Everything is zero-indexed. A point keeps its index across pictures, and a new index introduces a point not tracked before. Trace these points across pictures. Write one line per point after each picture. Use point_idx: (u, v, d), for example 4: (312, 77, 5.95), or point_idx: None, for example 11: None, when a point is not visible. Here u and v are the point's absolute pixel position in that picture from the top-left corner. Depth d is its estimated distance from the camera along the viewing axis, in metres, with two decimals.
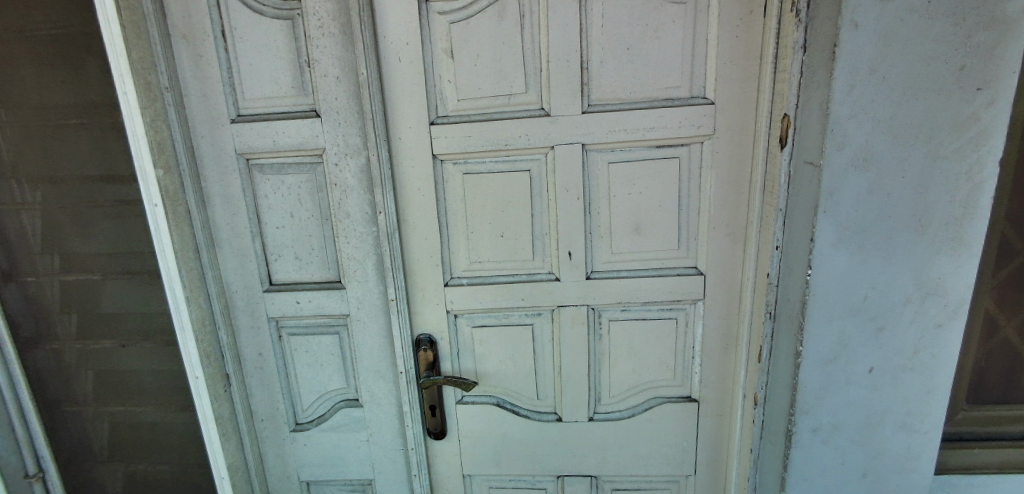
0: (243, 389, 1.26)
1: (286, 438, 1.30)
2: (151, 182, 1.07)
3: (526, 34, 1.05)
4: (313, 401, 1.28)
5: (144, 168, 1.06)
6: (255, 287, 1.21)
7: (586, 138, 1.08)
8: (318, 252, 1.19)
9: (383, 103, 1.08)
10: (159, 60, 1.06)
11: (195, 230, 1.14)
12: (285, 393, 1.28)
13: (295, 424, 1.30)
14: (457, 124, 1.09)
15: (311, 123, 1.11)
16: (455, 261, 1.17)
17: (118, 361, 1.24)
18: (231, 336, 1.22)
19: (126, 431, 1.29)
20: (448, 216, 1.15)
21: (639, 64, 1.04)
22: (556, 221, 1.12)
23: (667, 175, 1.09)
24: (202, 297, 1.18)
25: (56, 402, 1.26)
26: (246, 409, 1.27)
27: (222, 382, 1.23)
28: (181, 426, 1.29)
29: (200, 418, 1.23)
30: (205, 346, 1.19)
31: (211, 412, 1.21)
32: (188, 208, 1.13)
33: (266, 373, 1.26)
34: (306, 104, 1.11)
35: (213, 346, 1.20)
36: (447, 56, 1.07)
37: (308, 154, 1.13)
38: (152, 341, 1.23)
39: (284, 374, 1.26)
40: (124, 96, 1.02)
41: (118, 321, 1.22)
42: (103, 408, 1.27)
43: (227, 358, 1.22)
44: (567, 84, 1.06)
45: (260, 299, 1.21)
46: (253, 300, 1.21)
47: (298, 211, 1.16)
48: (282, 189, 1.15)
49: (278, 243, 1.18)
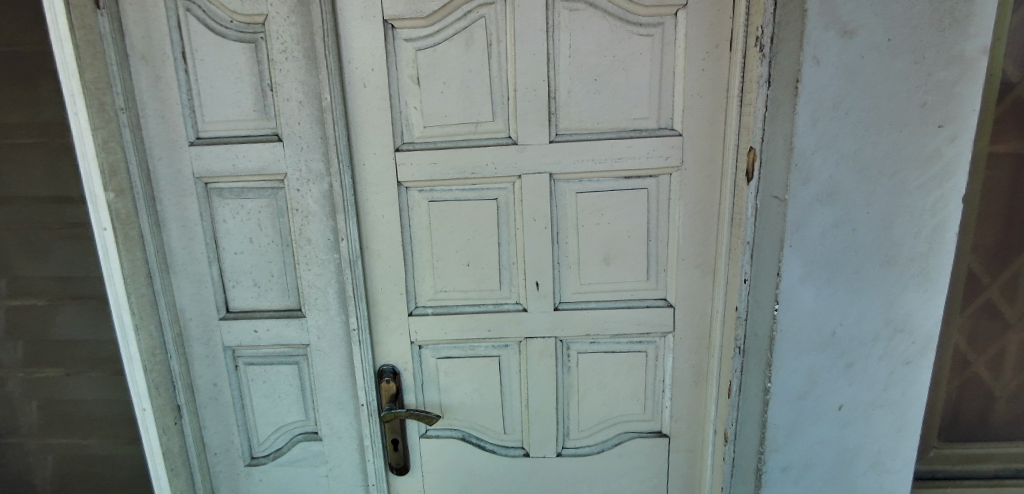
0: (196, 421, 1.20)
1: (242, 472, 1.24)
2: (101, 205, 1.03)
3: (494, 63, 1.04)
4: (270, 434, 1.23)
5: (93, 191, 1.02)
6: (211, 315, 1.16)
7: (554, 166, 1.06)
8: (278, 279, 1.15)
9: (348, 129, 1.06)
10: (115, 80, 1.02)
11: (148, 254, 1.10)
12: (241, 425, 1.22)
13: (251, 458, 1.24)
14: (424, 151, 1.07)
15: (273, 147, 1.08)
16: (421, 290, 1.14)
17: (64, 391, 1.18)
18: (184, 366, 1.17)
19: (69, 465, 1.22)
20: (415, 245, 1.12)
21: (608, 94, 1.04)
22: (524, 250, 1.10)
23: (636, 206, 1.07)
24: (153, 324, 1.13)
25: None
26: (199, 442, 1.21)
27: (172, 414, 1.17)
28: (129, 460, 1.22)
29: (146, 453, 1.16)
30: (155, 376, 1.13)
31: (159, 446, 1.14)
32: (141, 232, 1.09)
33: (221, 405, 1.20)
34: (269, 127, 1.08)
35: (164, 376, 1.15)
36: (414, 82, 1.05)
37: (269, 179, 1.10)
38: (99, 371, 1.17)
39: (241, 405, 1.21)
40: (75, 117, 0.99)
41: (64, 349, 1.16)
42: (46, 441, 1.20)
43: (178, 389, 1.17)
44: (534, 113, 1.04)
45: (216, 327, 1.17)
46: (209, 328, 1.17)
47: (257, 236, 1.12)
48: (242, 213, 1.12)
49: (237, 269, 1.15)
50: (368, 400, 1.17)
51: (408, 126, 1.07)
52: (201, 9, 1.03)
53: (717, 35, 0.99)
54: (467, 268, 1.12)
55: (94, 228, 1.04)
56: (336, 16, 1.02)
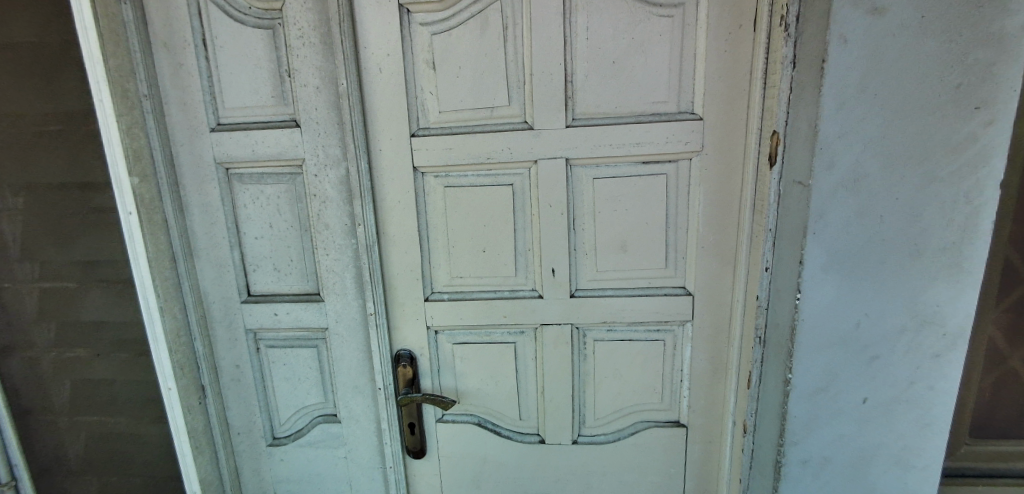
0: (220, 402, 1.24)
1: (263, 451, 1.27)
2: (126, 190, 1.05)
3: (509, 47, 1.02)
4: (291, 415, 1.26)
5: (119, 176, 1.04)
6: (233, 298, 1.18)
7: (570, 152, 1.04)
8: (296, 264, 1.16)
9: (364, 115, 1.06)
10: (138, 67, 1.04)
11: (172, 238, 1.13)
12: (262, 406, 1.25)
13: (272, 438, 1.27)
14: (439, 137, 1.06)
15: (291, 133, 1.09)
16: (437, 276, 1.14)
17: (95, 370, 1.22)
18: (208, 347, 1.20)
19: (100, 441, 1.27)
20: (430, 231, 1.12)
21: (626, 78, 1.01)
22: (540, 237, 1.09)
23: (654, 193, 1.05)
24: (177, 307, 1.16)
25: (32, 410, 1.25)
26: (222, 421, 1.25)
27: (196, 394, 1.20)
28: (156, 438, 1.26)
29: (172, 431, 1.20)
30: (179, 357, 1.16)
31: (184, 425, 1.18)
32: (165, 217, 1.12)
33: (243, 386, 1.23)
34: (286, 114, 1.09)
35: (188, 357, 1.18)
36: (429, 67, 1.04)
37: (287, 165, 1.11)
38: (128, 352, 1.21)
39: (262, 386, 1.24)
40: (100, 104, 1.01)
41: (94, 330, 1.20)
42: (78, 418, 1.25)
43: (202, 370, 1.20)
44: (550, 97, 1.03)
45: (238, 310, 1.19)
46: (231, 311, 1.19)
47: (277, 221, 1.14)
48: (261, 198, 1.13)
49: (257, 254, 1.16)
50: (384, 384, 1.18)
51: (424, 112, 1.07)
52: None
53: (740, 15, 0.96)
54: (482, 255, 1.12)
55: (120, 212, 1.07)
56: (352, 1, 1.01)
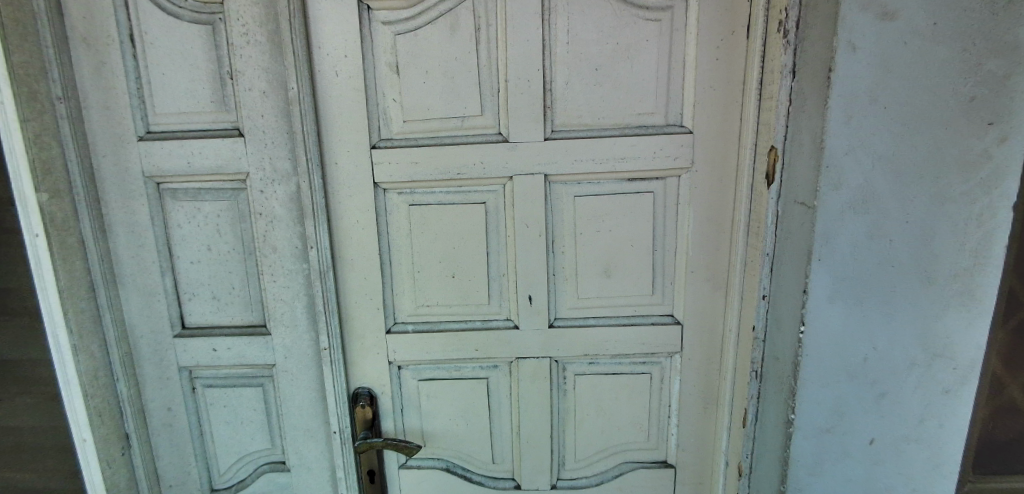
0: (148, 451, 1.07)
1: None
2: (31, 208, 0.90)
3: (481, 50, 0.92)
4: (232, 464, 1.10)
5: (22, 191, 0.89)
6: (164, 332, 1.04)
7: (550, 166, 0.95)
8: (239, 292, 1.02)
9: (318, 123, 0.94)
10: (52, 66, 0.90)
11: (91, 264, 0.97)
12: (199, 455, 1.09)
13: (210, 490, 1.11)
14: (404, 149, 0.95)
15: (233, 143, 0.96)
16: (400, 304, 1.02)
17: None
18: (134, 389, 1.04)
19: None
20: (393, 254, 1.00)
21: (610, 86, 0.93)
22: (516, 260, 0.98)
23: (640, 212, 0.96)
24: (96, 344, 1.00)
25: None
26: (151, 474, 1.08)
27: (119, 444, 1.04)
28: None
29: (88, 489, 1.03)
30: (98, 402, 1.00)
31: (102, 481, 1.01)
32: (81, 239, 0.96)
33: (176, 432, 1.08)
34: (228, 121, 0.96)
35: (109, 401, 1.02)
36: (392, 70, 0.93)
37: (229, 179, 0.98)
38: (36, 396, 1.04)
39: (199, 432, 1.09)
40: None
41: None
42: None
43: (127, 415, 1.04)
44: (528, 106, 0.93)
45: (170, 345, 1.04)
46: (161, 347, 1.04)
47: (216, 243, 1.00)
48: (198, 217, 0.99)
49: (193, 280, 1.02)
50: (340, 427, 1.04)
51: (386, 121, 0.95)
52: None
53: (732, 21, 0.89)
54: (451, 280, 1.00)
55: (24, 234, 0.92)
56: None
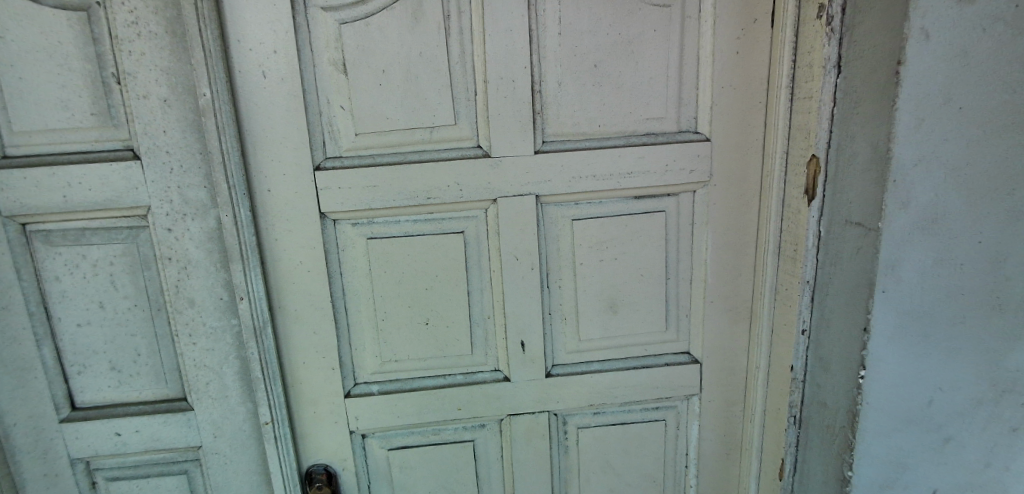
0: None
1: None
2: None
3: (452, 43, 0.73)
4: None
5: None
6: (46, 417, 0.79)
7: (541, 185, 0.77)
8: (146, 359, 0.79)
9: (243, 139, 0.72)
10: None
11: None
12: None
13: None
14: (357, 170, 0.75)
15: (125, 168, 0.72)
16: (361, 362, 0.82)
17: None
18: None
19: None
20: (350, 301, 0.80)
21: (612, 85, 0.76)
22: (504, 301, 0.80)
23: (650, 236, 0.80)
24: None
25: None
26: None
27: None
28: None
29: None
30: None
31: None
32: None
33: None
34: (117, 139, 0.72)
35: None
36: (338, 70, 0.73)
37: (123, 215, 0.74)
38: None
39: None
40: None
41: None
42: None
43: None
44: (513, 112, 0.75)
45: (55, 432, 0.80)
46: (44, 436, 0.80)
47: (111, 299, 0.77)
48: (83, 267, 0.76)
49: (82, 348, 0.78)
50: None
51: (333, 134, 0.75)
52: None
53: (754, 7, 0.74)
54: (424, 328, 0.81)
55: None
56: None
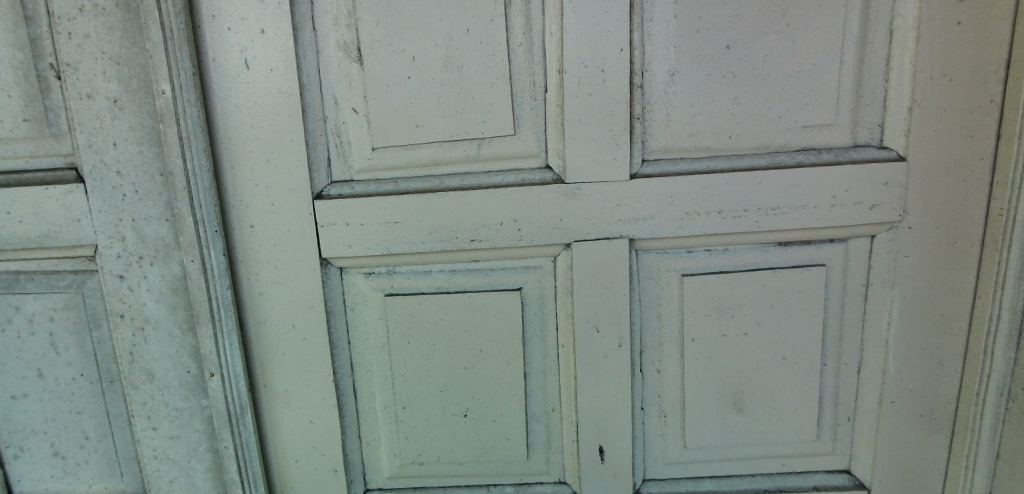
0: None
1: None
2: None
3: (514, 13, 0.50)
4: None
5: None
6: None
7: (639, 224, 0.52)
8: (95, 445, 0.59)
9: (215, 153, 0.51)
10: None
11: None
12: None
13: None
14: (372, 200, 0.52)
15: (65, 193, 0.53)
16: (374, 463, 0.59)
17: None
18: None
19: None
20: (362, 380, 0.57)
21: (750, 76, 0.51)
22: (576, 388, 0.56)
23: (798, 301, 0.54)
24: None
25: None
26: None
27: None
28: None
29: None
30: None
31: None
32: None
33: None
34: (56, 151, 0.53)
35: None
36: (350, 55, 0.51)
37: (65, 257, 0.55)
38: None
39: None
40: None
41: None
42: None
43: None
44: (601, 116, 0.51)
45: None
46: None
47: (51, 366, 0.58)
48: (17, 323, 0.57)
49: (14, 428, 0.59)
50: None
51: (340, 147, 0.52)
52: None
53: None
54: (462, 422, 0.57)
55: None
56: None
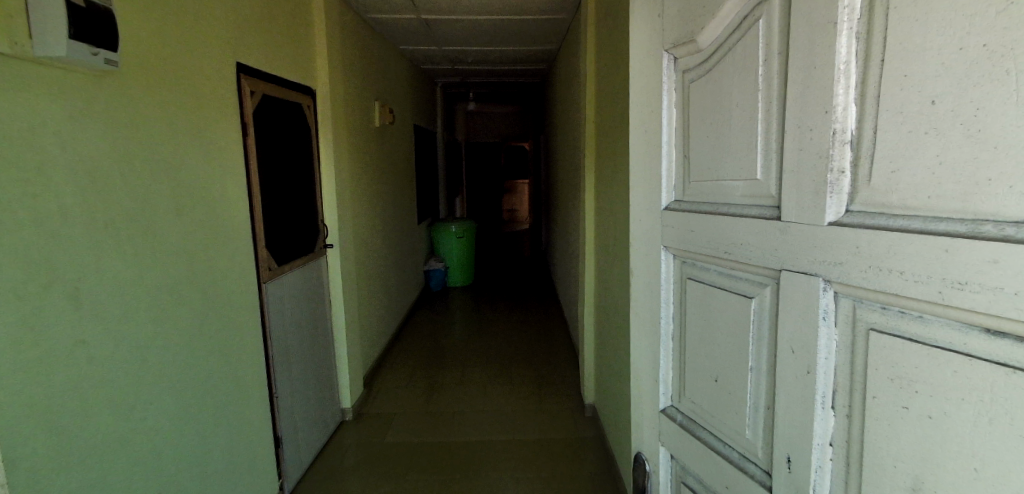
0: (703, 420, 1.51)
1: (664, 429, 1.68)
2: (667, 236, 1.55)
3: (862, 138, 0.98)
4: (724, 428, 1.42)
5: (665, 225, 1.55)
6: (697, 303, 1.48)
7: (874, 274, 0.95)
8: (741, 290, 1.31)
9: (749, 172, 1.26)
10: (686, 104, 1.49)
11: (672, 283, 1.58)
12: (709, 418, 1.48)
13: (709, 440, 1.48)
14: (758, 235, 1.22)
15: (760, 188, 1.23)
16: (762, 365, 1.27)
17: (702, 345, 1.48)
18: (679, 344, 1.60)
19: (702, 409, 1.51)
20: (758, 316, 1.27)
21: (973, 183, 0.81)
22: (854, 360, 1.02)
23: (985, 349, 0.81)
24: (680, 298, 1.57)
25: (688, 383, 1.56)
26: (695, 414, 1.54)
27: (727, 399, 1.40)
28: (704, 412, 1.50)
29: (711, 419, 1.47)
30: (669, 350, 1.65)
31: (716, 402, 1.45)
32: (691, 253, 1.47)
33: (658, 378, 1.69)
34: (703, 169, 1.42)
35: (682, 340, 1.59)
36: (802, 131, 1.09)
37: (768, 206, 1.21)
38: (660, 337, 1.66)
39: (673, 391, 1.66)
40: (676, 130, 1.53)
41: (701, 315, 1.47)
42: (695, 390, 1.53)
43: (645, 352, 1.76)
44: (902, 188, 0.91)
45: (674, 319, 1.61)
46: (710, 348, 1.45)
47: (739, 262, 1.30)
48: (744, 251, 1.27)
49: (719, 281, 1.39)
50: (737, 456, 1.38)
51: None
52: (688, 82, 1.47)
53: None
54: (794, 354, 1.14)
55: (688, 253, 1.49)
56: (759, 75, 1.23)
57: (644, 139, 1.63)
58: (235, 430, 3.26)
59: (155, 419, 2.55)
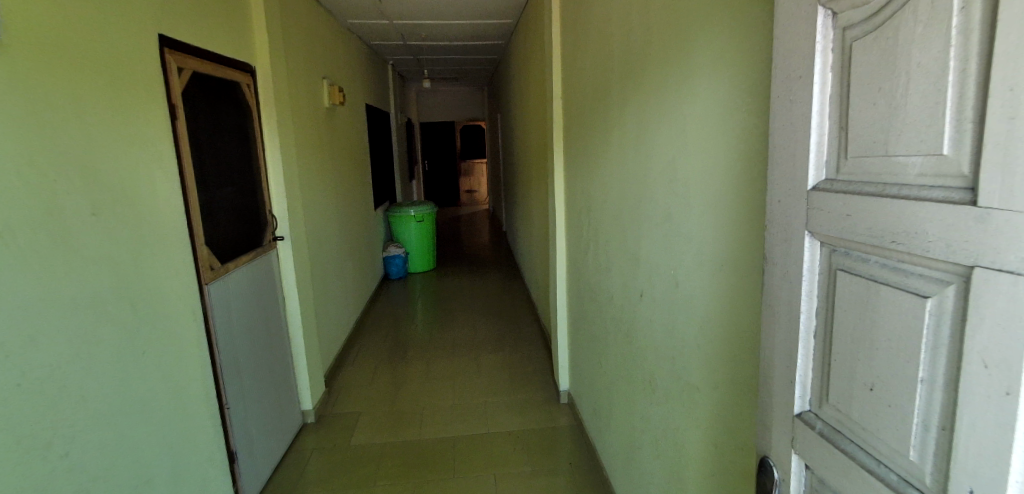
0: (851, 427, 1.15)
1: (798, 433, 1.31)
2: (812, 218, 1.21)
3: None
4: (882, 440, 1.06)
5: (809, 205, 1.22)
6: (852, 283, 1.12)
7: None
8: (912, 287, 0.98)
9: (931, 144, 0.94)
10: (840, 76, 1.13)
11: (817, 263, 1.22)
12: (858, 426, 1.13)
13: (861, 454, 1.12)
14: (942, 221, 0.90)
15: (946, 164, 0.91)
16: (938, 378, 0.94)
17: (852, 338, 1.13)
18: (823, 331, 1.22)
19: (849, 416, 1.15)
20: (933, 325, 0.94)
21: None
22: None
23: None
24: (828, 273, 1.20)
25: (834, 376, 1.19)
26: (846, 420, 1.16)
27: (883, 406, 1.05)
28: (848, 416, 1.15)
29: (856, 428, 1.13)
30: (807, 339, 1.27)
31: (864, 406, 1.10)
32: (840, 237, 1.14)
33: (794, 376, 1.31)
34: (867, 143, 1.06)
35: (825, 327, 1.22)
36: (1015, 96, 0.78)
37: (959, 186, 0.89)
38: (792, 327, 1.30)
39: (813, 394, 1.28)
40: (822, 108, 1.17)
41: (851, 300, 1.12)
42: (838, 390, 1.18)
43: (777, 345, 1.37)
44: None
45: (819, 316, 1.24)
46: (865, 339, 1.09)
47: (909, 257, 0.99)
48: (920, 243, 0.95)
49: (880, 275, 1.06)
50: (895, 478, 1.03)
51: None
52: (851, 43, 1.09)
53: None
54: (986, 371, 0.84)
55: (834, 240, 1.16)
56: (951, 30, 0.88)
57: (784, 116, 1.28)
58: (180, 453, 2.90)
59: (80, 454, 2.17)
